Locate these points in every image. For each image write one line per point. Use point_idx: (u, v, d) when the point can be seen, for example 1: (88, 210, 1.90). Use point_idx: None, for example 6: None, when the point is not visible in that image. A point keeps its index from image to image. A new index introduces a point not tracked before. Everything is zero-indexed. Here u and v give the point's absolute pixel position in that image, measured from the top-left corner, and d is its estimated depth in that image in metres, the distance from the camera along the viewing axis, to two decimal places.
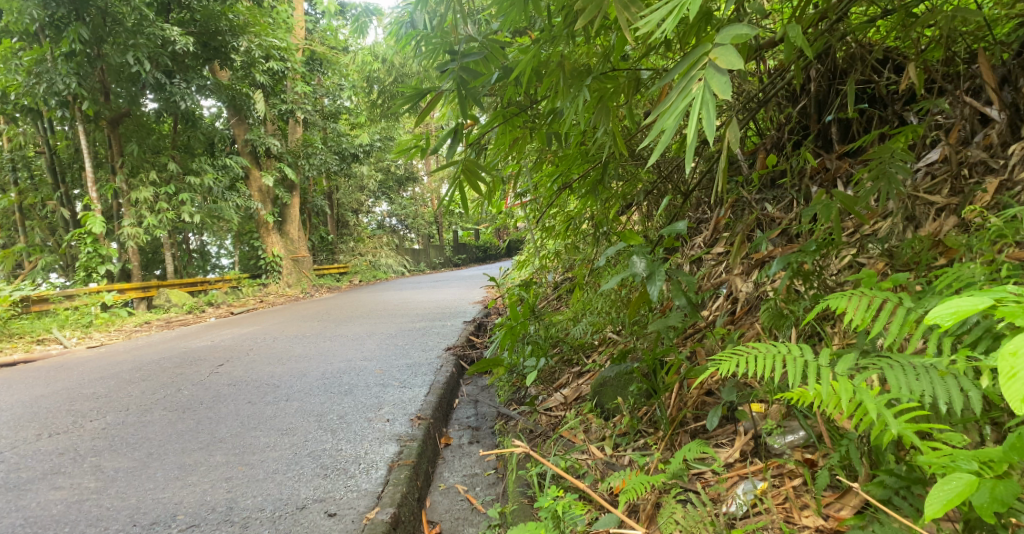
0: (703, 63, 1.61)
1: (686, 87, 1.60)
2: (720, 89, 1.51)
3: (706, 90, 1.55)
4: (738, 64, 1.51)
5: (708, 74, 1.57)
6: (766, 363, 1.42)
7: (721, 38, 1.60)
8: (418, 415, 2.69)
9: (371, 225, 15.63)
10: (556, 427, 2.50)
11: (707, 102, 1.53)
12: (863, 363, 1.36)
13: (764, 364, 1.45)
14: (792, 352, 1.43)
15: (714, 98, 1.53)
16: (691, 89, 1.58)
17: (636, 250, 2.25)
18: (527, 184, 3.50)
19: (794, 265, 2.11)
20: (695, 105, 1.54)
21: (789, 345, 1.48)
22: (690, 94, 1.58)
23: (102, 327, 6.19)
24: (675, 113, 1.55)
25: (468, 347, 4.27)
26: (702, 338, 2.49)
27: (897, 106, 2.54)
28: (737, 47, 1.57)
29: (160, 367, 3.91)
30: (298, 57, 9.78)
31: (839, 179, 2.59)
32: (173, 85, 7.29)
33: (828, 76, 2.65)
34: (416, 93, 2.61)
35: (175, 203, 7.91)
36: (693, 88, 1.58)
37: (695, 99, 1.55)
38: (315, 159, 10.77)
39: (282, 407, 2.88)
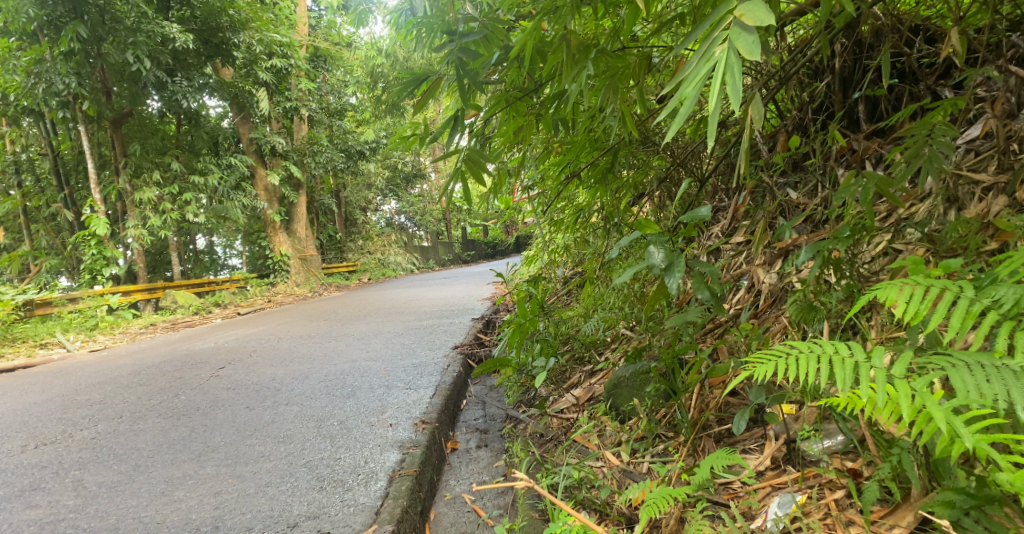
0: (727, 23, 1.45)
1: (708, 51, 1.44)
2: (747, 50, 1.36)
3: (730, 53, 1.40)
4: (768, 21, 1.36)
5: (733, 33, 1.42)
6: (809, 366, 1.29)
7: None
8: (422, 419, 2.54)
9: (380, 223, 15.54)
10: (568, 431, 2.34)
11: (733, 66, 1.38)
12: (921, 363, 1.24)
13: (806, 368, 1.32)
14: (841, 352, 1.31)
15: (741, 61, 1.38)
16: (713, 53, 1.43)
17: (652, 239, 2.06)
18: (534, 174, 3.34)
19: (824, 253, 1.94)
20: (718, 70, 1.39)
21: (834, 343, 1.34)
22: (711, 58, 1.43)
23: (107, 329, 6.10)
24: (696, 81, 1.40)
25: (476, 345, 4.13)
26: (723, 333, 2.33)
27: (930, 80, 2.36)
28: (764, 2, 1.42)
29: (159, 372, 3.79)
30: (302, 54, 9.66)
31: (867, 161, 2.42)
32: (175, 83, 7.19)
33: (854, 50, 2.49)
34: (414, 79, 2.46)
35: (180, 203, 7.82)
36: (715, 52, 1.43)
37: (718, 64, 1.40)
38: (321, 157, 10.64)
39: (280, 412, 2.74)
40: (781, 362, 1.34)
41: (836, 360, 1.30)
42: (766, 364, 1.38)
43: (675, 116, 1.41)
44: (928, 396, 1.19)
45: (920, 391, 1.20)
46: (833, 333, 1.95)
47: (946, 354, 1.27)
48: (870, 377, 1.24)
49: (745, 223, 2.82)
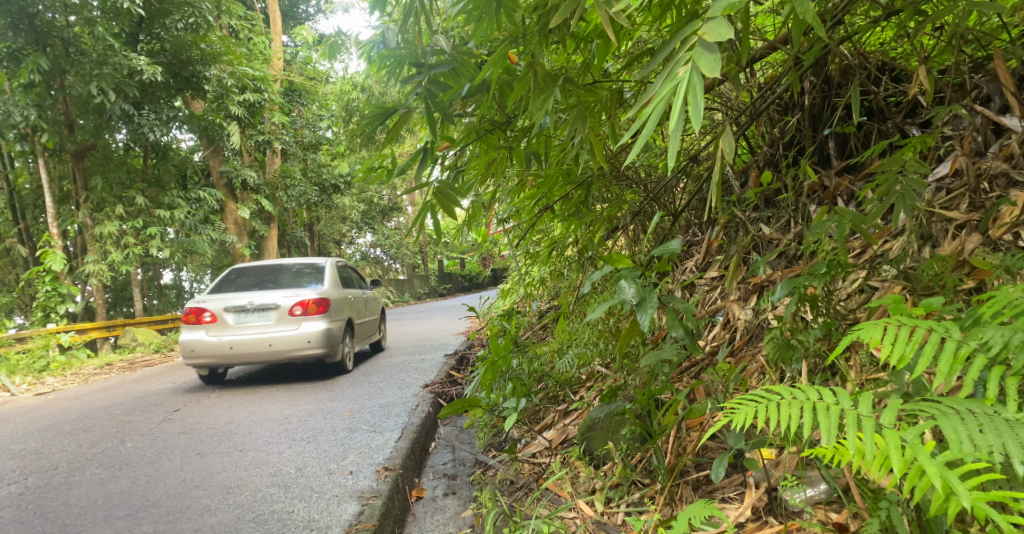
0: (691, 43, 1.40)
1: (672, 72, 1.38)
2: (709, 68, 1.30)
3: (693, 72, 1.33)
4: (729, 35, 1.31)
5: (696, 53, 1.36)
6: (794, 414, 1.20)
7: (711, 12, 1.39)
8: (385, 466, 2.41)
9: (355, 256, 15.37)
10: (539, 478, 2.22)
11: (694, 85, 1.31)
12: (910, 409, 1.17)
13: (789, 416, 1.23)
14: (825, 399, 1.23)
15: (702, 80, 1.31)
16: (677, 73, 1.37)
17: (624, 273, 1.95)
18: (505, 209, 3.26)
19: (800, 289, 1.86)
20: (679, 90, 1.32)
21: (817, 389, 1.26)
22: (675, 78, 1.37)
23: (58, 371, 5.84)
24: (658, 100, 1.34)
25: (448, 383, 3.98)
26: (699, 371, 2.24)
27: (897, 119, 2.36)
28: (728, 20, 1.37)
29: (107, 416, 3.59)
30: (275, 87, 9.56)
31: (839, 197, 2.40)
32: (141, 116, 7.03)
33: (822, 88, 2.48)
34: (381, 111, 2.40)
35: (144, 237, 7.61)
36: (679, 72, 1.37)
37: (680, 83, 1.34)
38: (294, 191, 10.51)
39: (233, 459, 2.59)
40: (760, 408, 1.25)
41: (821, 406, 1.21)
42: (748, 409, 1.29)
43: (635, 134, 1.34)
44: (918, 447, 1.11)
45: (910, 442, 1.12)
46: (812, 372, 1.88)
47: (936, 402, 1.19)
48: (857, 426, 1.16)
49: (719, 258, 2.78)
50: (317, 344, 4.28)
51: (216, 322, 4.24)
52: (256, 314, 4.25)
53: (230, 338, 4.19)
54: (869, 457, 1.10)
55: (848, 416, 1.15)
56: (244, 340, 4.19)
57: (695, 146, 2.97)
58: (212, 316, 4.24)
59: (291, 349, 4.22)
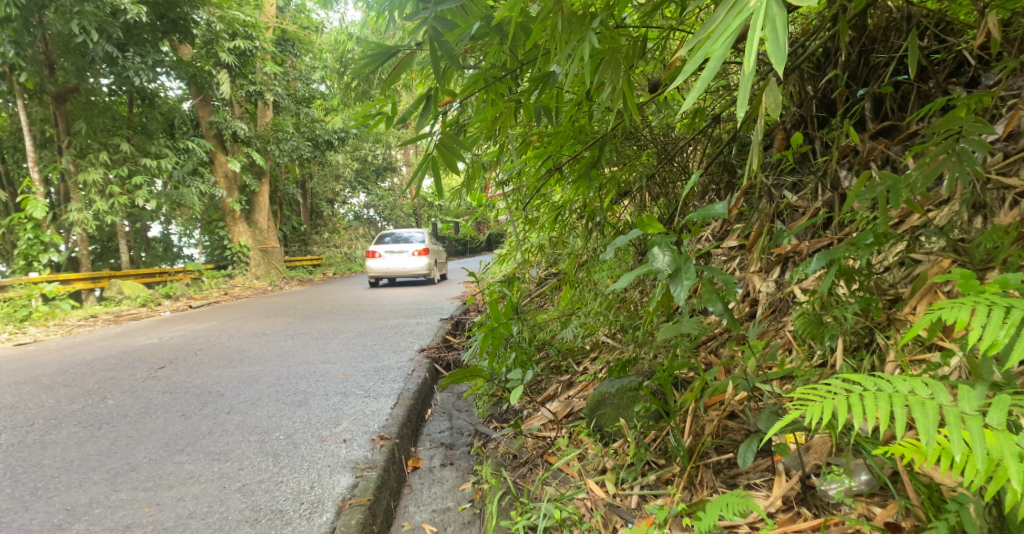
0: None
1: (741, 2, 1.23)
2: None
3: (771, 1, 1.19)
4: None
5: None
6: (883, 410, 1.10)
7: None
8: (381, 434, 2.28)
9: (348, 216, 15.10)
10: (545, 453, 2.09)
11: (774, 17, 1.17)
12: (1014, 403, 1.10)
13: (877, 412, 1.13)
14: (918, 393, 1.14)
15: (783, 11, 1.17)
16: (747, 4, 1.22)
17: (656, 238, 1.65)
18: (510, 168, 3.06)
19: (839, 261, 1.70)
20: (754, 23, 1.18)
21: (906, 382, 1.16)
22: (745, 9, 1.22)
23: (40, 321, 5.66)
24: (726, 35, 1.19)
25: (444, 348, 3.85)
26: (717, 346, 2.10)
27: (940, 79, 2.19)
28: None
29: (89, 370, 3.44)
30: (267, 36, 9.20)
31: (872, 162, 2.24)
32: (126, 59, 6.72)
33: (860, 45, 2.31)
34: (381, 52, 2.18)
35: (129, 187, 7.35)
36: (750, 2, 1.22)
37: (755, 14, 1.19)
38: (286, 145, 10.20)
39: (219, 422, 2.45)
40: (843, 401, 1.15)
41: (914, 403, 1.11)
42: (820, 403, 1.18)
43: (705, 72, 1.19)
44: None
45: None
46: (846, 351, 1.75)
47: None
48: (960, 425, 1.08)
49: (739, 226, 2.62)
50: (424, 268, 8.83)
51: (377, 258, 8.74)
52: (398, 253, 8.84)
53: (385, 265, 8.67)
54: (978, 463, 1.03)
55: (952, 415, 1.08)
56: (391, 267, 8.72)
57: (719, 105, 2.78)
58: (376, 256, 8.75)
59: (414, 271, 8.82)
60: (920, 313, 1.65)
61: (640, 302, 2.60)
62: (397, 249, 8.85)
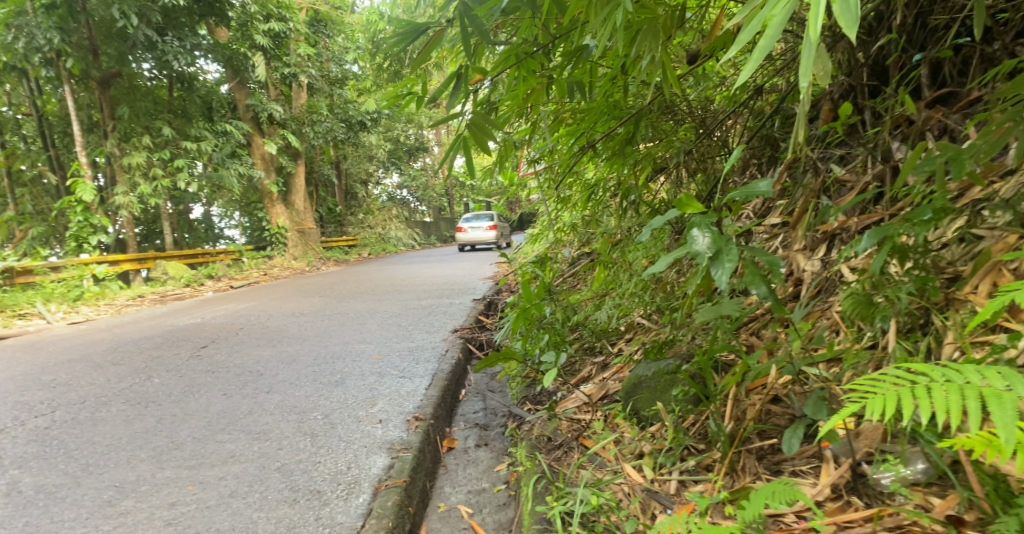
0: None
1: None
2: None
3: None
4: None
5: None
6: (955, 404, 1.06)
7: None
8: (416, 415, 2.29)
9: (382, 197, 15.23)
10: (580, 436, 2.06)
11: None
12: None
13: (948, 404, 1.08)
14: (992, 384, 1.08)
15: None
16: None
17: (695, 219, 1.57)
18: (543, 147, 3.00)
19: (892, 239, 1.62)
20: None
21: (978, 371, 1.11)
22: None
23: (91, 301, 5.84)
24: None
25: (477, 328, 3.84)
26: (759, 327, 2.03)
27: (1007, 41, 2.05)
28: None
29: (136, 349, 3.53)
30: (300, 17, 9.23)
31: (928, 133, 2.14)
32: (165, 43, 6.82)
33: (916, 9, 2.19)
34: (412, 29, 2.13)
35: (171, 169, 7.50)
36: None
37: None
38: (320, 127, 10.27)
39: (259, 402, 2.48)
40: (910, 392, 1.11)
41: (991, 395, 1.06)
42: (885, 395, 1.14)
43: (768, 33, 1.21)
44: None
45: None
46: (900, 334, 1.67)
47: None
48: None
49: (782, 203, 2.53)
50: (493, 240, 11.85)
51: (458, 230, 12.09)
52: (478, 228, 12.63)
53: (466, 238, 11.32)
54: None
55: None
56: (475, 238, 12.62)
57: (763, 76, 2.67)
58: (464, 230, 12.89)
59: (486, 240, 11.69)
60: (983, 293, 1.56)
61: (677, 282, 2.54)
62: (476, 225, 12.87)
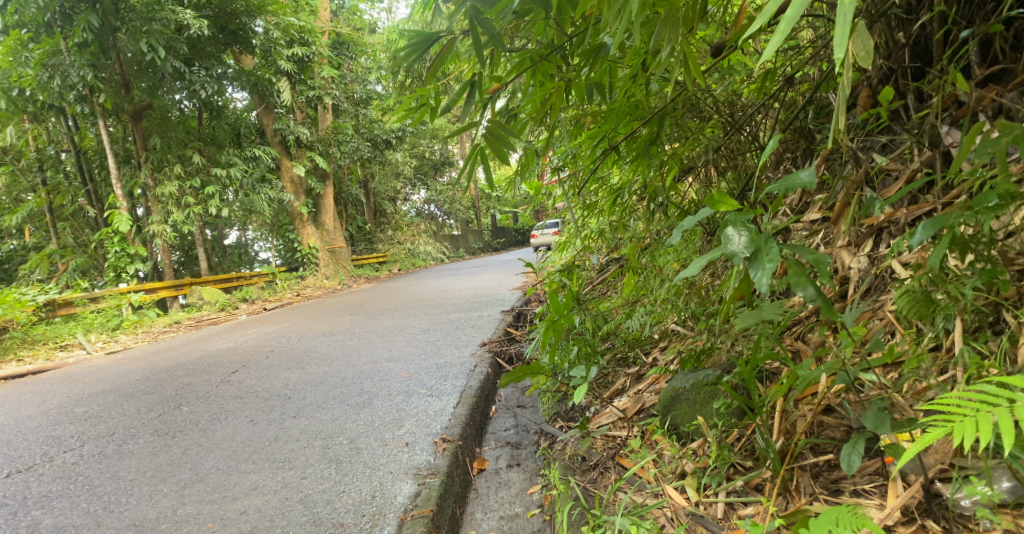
0: None
1: None
2: None
3: None
4: None
5: None
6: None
7: None
8: (444, 436, 2.19)
9: (410, 212, 15.30)
10: (616, 455, 1.95)
11: None
12: None
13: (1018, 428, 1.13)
14: None
15: None
16: None
17: (729, 217, 1.44)
18: (564, 152, 2.89)
19: (952, 230, 1.48)
20: None
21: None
22: None
23: (129, 329, 5.90)
24: None
25: (507, 341, 3.74)
26: (803, 331, 1.89)
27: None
28: None
29: (168, 377, 3.52)
30: (323, 40, 9.32)
31: (981, 114, 2.02)
32: (193, 73, 6.92)
33: None
34: (423, 39, 2.05)
35: (203, 196, 7.59)
36: None
37: None
38: (347, 147, 10.33)
39: (285, 427, 2.41)
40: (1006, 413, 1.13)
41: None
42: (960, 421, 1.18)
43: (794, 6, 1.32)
44: None
45: None
46: (966, 334, 1.54)
47: None
48: None
49: (822, 197, 2.38)
50: None
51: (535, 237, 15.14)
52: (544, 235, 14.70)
53: None
54: None
55: None
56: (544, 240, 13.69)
57: (793, 64, 2.53)
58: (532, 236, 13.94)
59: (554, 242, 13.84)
60: None
61: (713, 286, 2.40)
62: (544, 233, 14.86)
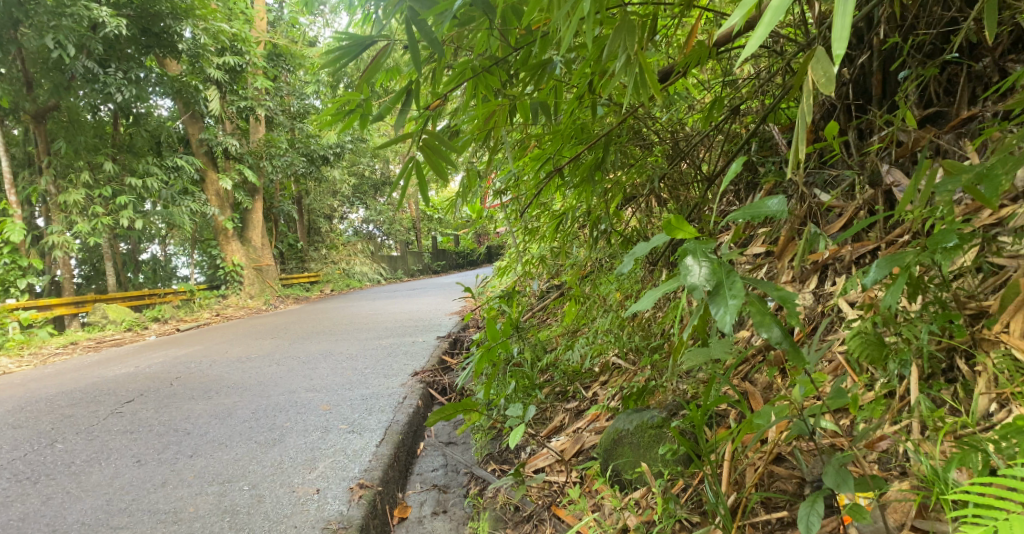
0: None
1: None
2: None
3: None
4: None
5: None
6: None
7: None
8: (362, 481, 1.97)
9: (347, 231, 14.79)
10: (552, 504, 1.80)
11: None
12: None
13: None
14: None
15: None
16: None
17: (688, 246, 1.28)
18: (506, 175, 2.74)
19: (906, 269, 1.39)
20: None
21: None
22: None
23: (15, 350, 5.33)
24: None
25: (440, 371, 3.52)
26: (750, 371, 1.78)
27: (995, 57, 1.91)
28: None
29: (49, 407, 3.13)
30: (258, 50, 8.90)
31: (920, 154, 2.00)
32: (107, 74, 6.43)
33: (895, 23, 2.01)
34: (353, 43, 1.86)
35: (113, 207, 7.05)
36: None
37: None
38: (279, 161, 9.85)
39: (177, 469, 2.13)
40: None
41: None
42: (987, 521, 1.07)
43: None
44: None
45: None
46: (921, 381, 1.45)
47: None
48: None
49: (765, 230, 2.32)
50: None
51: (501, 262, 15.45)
52: None
53: None
54: None
55: None
56: None
57: (738, 94, 2.47)
58: None
59: None
60: (1017, 332, 1.36)
61: (656, 318, 2.29)
62: None
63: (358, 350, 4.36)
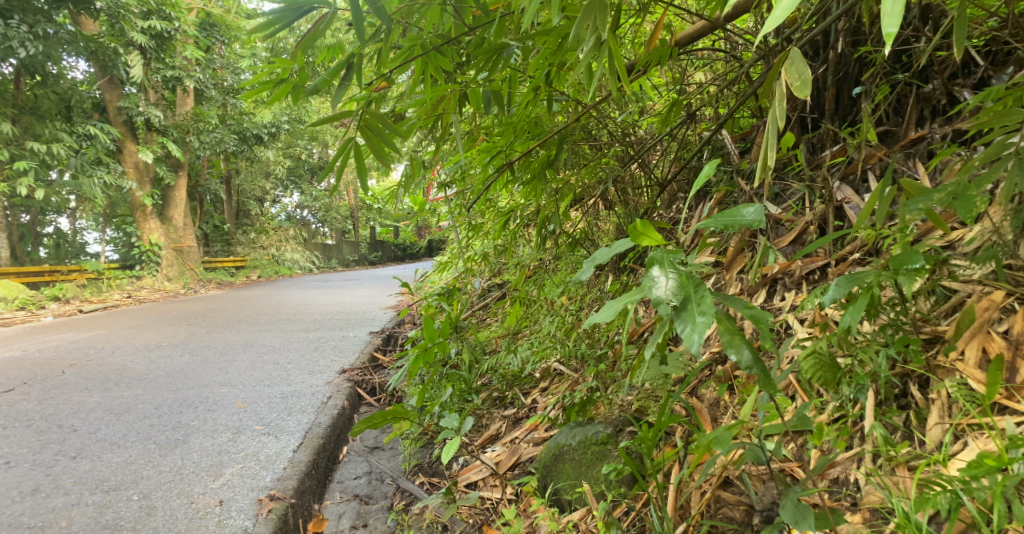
0: None
1: None
2: None
3: None
4: None
5: None
6: None
7: None
8: (274, 492, 1.78)
9: (279, 216, 14.16)
10: (484, 524, 1.67)
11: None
12: None
13: None
14: None
15: None
16: None
17: (655, 254, 1.17)
18: (451, 166, 2.57)
19: (869, 289, 1.32)
20: None
21: None
22: None
23: None
24: None
25: (371, 369, 3.32)
26: (698, 386, 1.70)
27: (944, 79, 1.88)
28: None
29: None
30: (190, 17, 8.35)
31: (869, 173, 1.96)
32: (10, 27, 5.88)
33: (850, 39, 1.95)
34: (291, 9, 1.65)
35: (11, 174, 6.45)
36: None
37: None
38: (208, 137, 9.27)
39: (58, 476, 1.89)
40: None
41: None
42: None
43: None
44: None
45: None
46: (874, 406, 1.39)
47: None
48: None
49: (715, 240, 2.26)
50: None
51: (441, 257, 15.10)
52: None
53: None
54: None
55: None
56: None
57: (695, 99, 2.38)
58: None
59: None
60: (973, 361, 1.33)
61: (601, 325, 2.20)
62: None
63: (281, 343, 4.09)
